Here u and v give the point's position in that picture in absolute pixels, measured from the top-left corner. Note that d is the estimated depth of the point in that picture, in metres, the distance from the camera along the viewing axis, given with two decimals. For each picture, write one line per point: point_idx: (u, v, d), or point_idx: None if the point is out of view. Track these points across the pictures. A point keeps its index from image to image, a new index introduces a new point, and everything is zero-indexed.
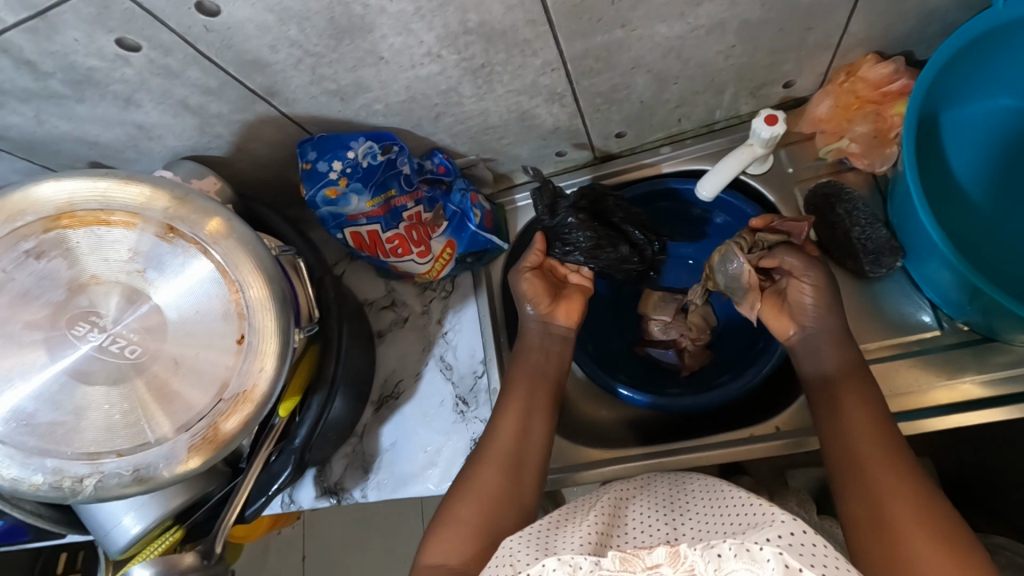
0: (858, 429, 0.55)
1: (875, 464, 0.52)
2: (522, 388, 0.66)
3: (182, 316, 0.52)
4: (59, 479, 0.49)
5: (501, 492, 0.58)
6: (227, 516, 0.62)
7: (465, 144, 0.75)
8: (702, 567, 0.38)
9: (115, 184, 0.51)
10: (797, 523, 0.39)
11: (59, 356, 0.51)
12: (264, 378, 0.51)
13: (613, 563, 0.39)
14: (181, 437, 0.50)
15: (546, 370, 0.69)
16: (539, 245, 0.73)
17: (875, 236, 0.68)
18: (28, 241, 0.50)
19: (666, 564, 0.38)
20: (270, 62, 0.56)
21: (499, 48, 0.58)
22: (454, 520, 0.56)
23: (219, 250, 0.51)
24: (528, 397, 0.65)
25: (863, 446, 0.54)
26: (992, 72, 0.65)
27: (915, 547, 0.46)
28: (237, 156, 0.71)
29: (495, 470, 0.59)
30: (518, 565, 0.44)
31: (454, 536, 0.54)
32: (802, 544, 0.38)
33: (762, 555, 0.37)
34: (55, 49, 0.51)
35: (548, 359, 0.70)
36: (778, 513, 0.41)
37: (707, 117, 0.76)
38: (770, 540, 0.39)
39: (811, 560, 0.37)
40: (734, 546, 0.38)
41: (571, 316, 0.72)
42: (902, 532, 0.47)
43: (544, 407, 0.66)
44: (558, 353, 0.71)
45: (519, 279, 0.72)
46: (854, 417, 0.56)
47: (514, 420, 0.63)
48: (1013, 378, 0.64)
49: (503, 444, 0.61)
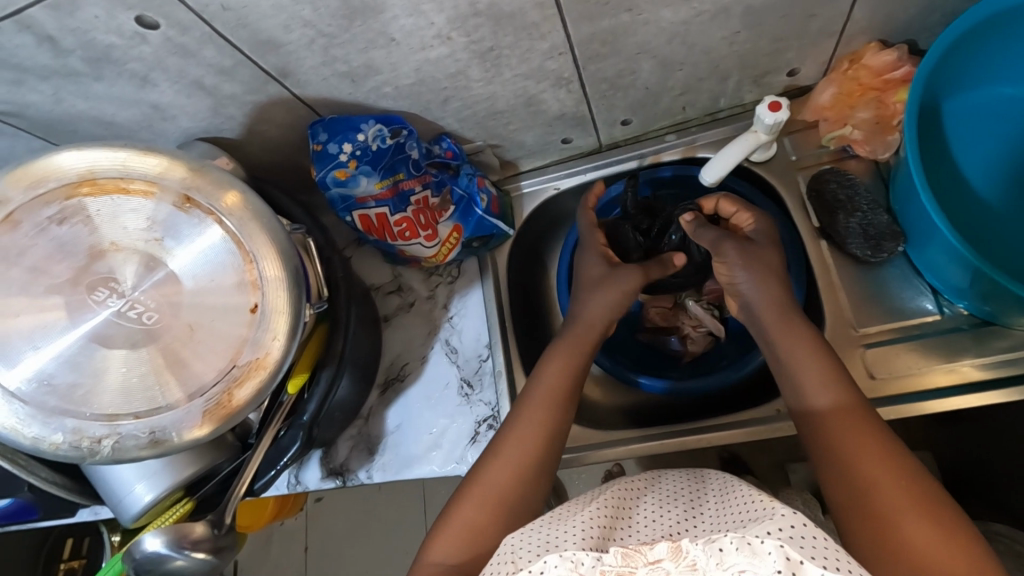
0: (844, 428, 0.53)
1: (867, 460, 0.50)
2: (554, 391, 0.64)
3: (198, 285, 0.54)
4: (78, 439, 0.50)
5: (512, 494, 0.58)
6: (239, 486, 0.63)
7: (473, 129, 0.76)
8: (703, 561, 0.38)
9: (135, 155, 0.52)
10: (797, 516, 0.39)
11: (79, 321, 0.52)
12: (276, 346, 0.52)
13: (614, 559, 0.39)
14: (195, 402, 0.52)
15: (574, 367, 0.66)
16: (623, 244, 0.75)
17: (876, 221, 0.71)
18: (51, 207, 0.52)
19: (667, 560, 0.38)
20: (284, 42, 0.57)
21: (508, 31, 0.59)
22: (458, 519, 0.56)
23: (234, 221, 0.53)
24: (555, 402, 0.64)
25: (856, 442, 0.52)
26: (995, 60, 0.66)
27: (907, 523, 0.46)
28: (249, 138, 0.72)
29: (508, 471, 0.59)
30: (519, 562, 0.44)
31: (454, 533, 0.55)
32: (804, 537, 0.38)
33: (763, 549, 0.37)
34: (77, 26, 0.53)
35: (584, 359, 0.67)
36: (778, 508, 0.41)
37: (711, 105, 0.77)
38: (770, 533, 0.38)
39: (812, 552, 0.37)
40: (735, 540, 0.38)
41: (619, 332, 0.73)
42: (896, 524, 0.46)
43: (563, 403, 0.64)
44: (583, 343, 0.68)
45: (591, 280, 0.72)
46: (840, 415, 0.54)
47: (536, 430, 0.62)
48: (1011, 361, 0.65)
49: (513, 445, 0.61)
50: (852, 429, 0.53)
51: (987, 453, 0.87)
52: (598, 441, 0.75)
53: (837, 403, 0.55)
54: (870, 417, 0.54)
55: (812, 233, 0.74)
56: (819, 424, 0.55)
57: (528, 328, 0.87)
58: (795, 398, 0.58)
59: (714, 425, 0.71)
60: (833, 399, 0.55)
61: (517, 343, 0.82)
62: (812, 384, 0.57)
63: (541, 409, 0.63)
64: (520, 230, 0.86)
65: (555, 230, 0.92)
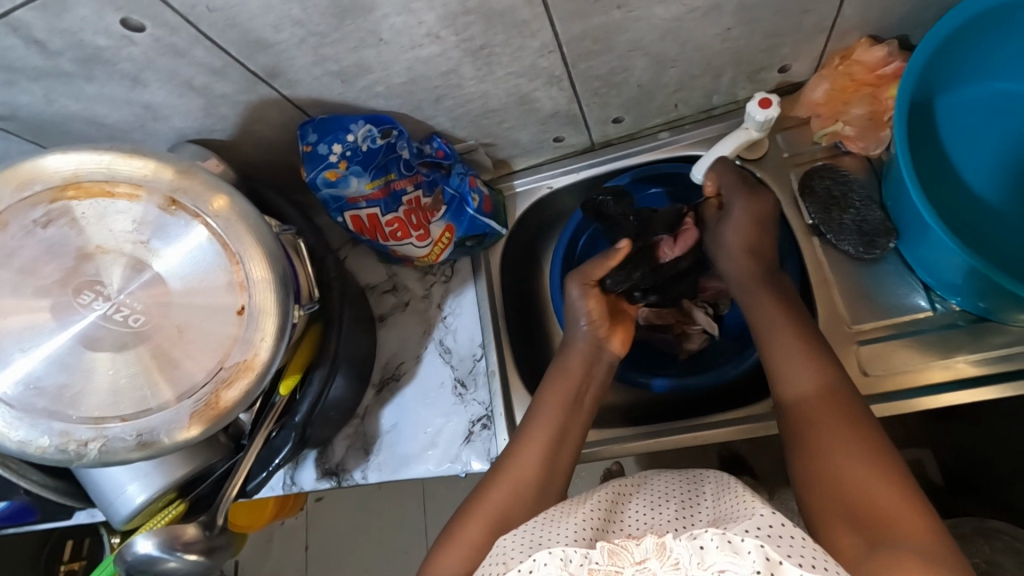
0: (821, 412, 0.54)
1: (841, 444, 0.50)
2: (557, 411, 0.65)
3: (186, 286, 0.53)
4: (65, 442, 0.51)
5: (511, 513, 0.57)
6: (229, 488, 0.63)
7: (465, 128, 0.76)
8: (687, 561, 0.36)
9: (120, 158, 0.52)
10: (777, 516, 0.39)
11: (67, 323, 0.52)
12: (265, 347, 0.52)
13: (602, 557, 0.38)
14: (184, 403, 0.52)
15: (580, 399, 0.67)
16: (614, 259, 0.71)
17: (870, 218, 0.70)
18: (38, 209, 0.52)
19: (653, 558, 0.37)
20: (273, 42, 0.57)
21: (498, 29, 0.59)
22: (462, 541, 0.55)
23: (221, 224, 0.53)
24: (560, 419, 0.64)
25: (826, 419, 0.53)
26: (991, 54, 0.66)
27: (866, 484, 0.47)
28: (242, 138, 0.72)
29: (508, 489, 0.59)
30: (510, 563, 0.44)
31: (454, 551, 0.54)
32: (780, 536, 0.38)
33: (743, 548, 0.36)
34: (66, 27, 0.53)
35: (588, 385, 0.68)
36: (757, 508, 0.41)
37: (705, 102, 0.77)
38: (749, 531, 0.38)
39: (787, 551, 0.37)
40: (716, 538, 0.37)
41: (625, 345, 0.73)
42: (860, 493, 0.47)
43: (575, 429, 0.64)
44: (599, 378, 0.69)
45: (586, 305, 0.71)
46: (823, 402, 0.54)
47: (540, 448, 0.62)
48: (1008, 357, 0.64)
49: (523, 466, 0.60)
50: (824, 407, 0.54)
51: (986, 449, 0.87)
52: (594, 439, 0.75)
53: (811, 382, 0.56)
54: (844, 399, 0.54)
55: (805, 231, 0.74)
56: (798, 413, 0.55)
57: (525, 330, 0.87)
58: (777, 381, 0.59)
59: (709, 423, 0.71)
60: (816, 381, 0.56)
61: (514, 343, 0.81)
62: (795, 374, 0.58)
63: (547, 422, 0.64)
64: (514, 230, 0.86)
65: (549, 228, 0.91)
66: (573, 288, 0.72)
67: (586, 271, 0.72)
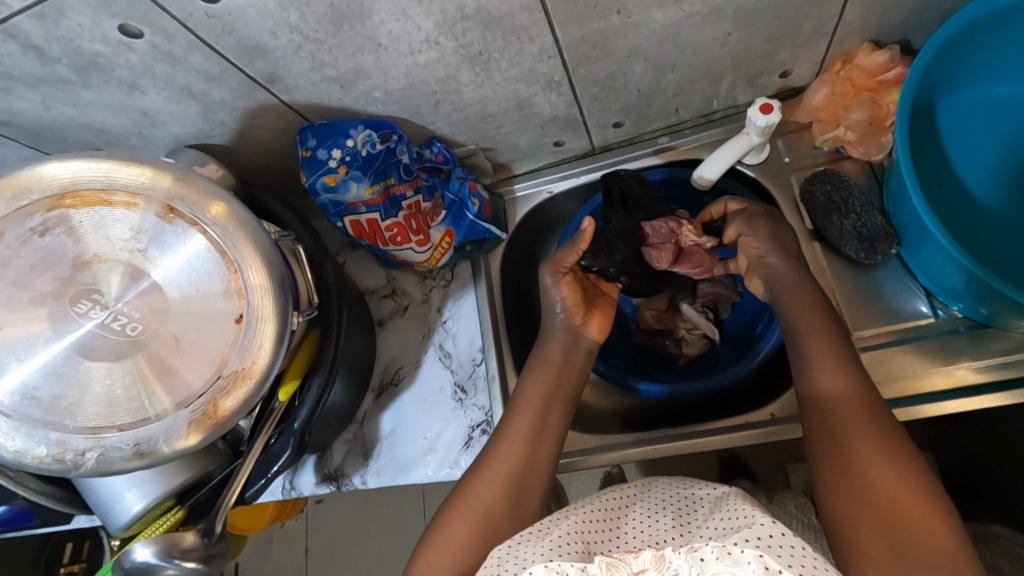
0: (847, 413, 0.53)
1: (862, 444, 0.50)
2: (535, 403, 0.65)
3: (184, 294, 0.53)
4: (61, 451, 0.50)
5: (494, 507, 0.57)
6: (228, 497, 0.63)
7: (465, 133, 0.76)
8: (685, 571, 0.37)
9: (117, 166, 0.52)
10: (777, 524, 0.39)
11: (64, 332, 0.52)
12: (264, 355, 0.52)
13: (598, 568, 0.38)
14: (181, 413, 0.52)
15: (563, 388, 0.67)
16: (581, 243, 0.72)
17: (870, 223, 0.70)
18: (34, 218, 0.52)
19: (652, 568, 0.37)
20: (271, 48, 0.57)
21: (497, 35, 0.59)
22: (448, 536, 0.54)
23: (219, 231, 0.52)
24: (540, 411, 0.64)
25: (851, 421, 0.52)
26: (993, 58, 0.66)
27: (889, 488, 0.47)
28: (240, 143, 0.72)
29: (496, 485, 0.58)
30: None
31: (440, 550, 0.54)
32: (781, 546, 0.37)
33: (743, 558, 0.36)
34: (62, 34, 0.52)
35: (563, 377, 0.68)
36: (758, 516, 0.40)
37: (705, 106, 0.77)
38: (748, 541, 0.38)
39: (789, 560, 0.36)
40: (716, 550, 0.37)
41: (602, 330, 0.73)
42: (883, 497, 0.47)
43: (558, 414, 0.65)
44: (580, 365, 0.70)
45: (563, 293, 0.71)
46: (846, 402, 0.54)
47: (524, 437, 0.62)
48: (1010, 364, 0.64)
49: (507, 458, 0.60)
50: (849, 407, 0.53)
51: (989, 453, 0.87)
52: (594, 446, 0.74)
53: (836, 381, 0.56)
54: (869, 401, 0.54)
55: (807, 236, 0.74)
56: (821, 410, 0.55)
57: (525, 335, 0.87)
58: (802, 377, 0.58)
59: (708, 430, 0.70)
60: (843, 382, 0.55)
61: (514, 346, 0.81)
62: (820, 371, 0.57)
63: (531, 413, 0.64)
64: (514, 234, 0.86)
65: (550, 232, 0.91)
66: (545, 279, 0.72)
67: (558, 259, 0.72)
